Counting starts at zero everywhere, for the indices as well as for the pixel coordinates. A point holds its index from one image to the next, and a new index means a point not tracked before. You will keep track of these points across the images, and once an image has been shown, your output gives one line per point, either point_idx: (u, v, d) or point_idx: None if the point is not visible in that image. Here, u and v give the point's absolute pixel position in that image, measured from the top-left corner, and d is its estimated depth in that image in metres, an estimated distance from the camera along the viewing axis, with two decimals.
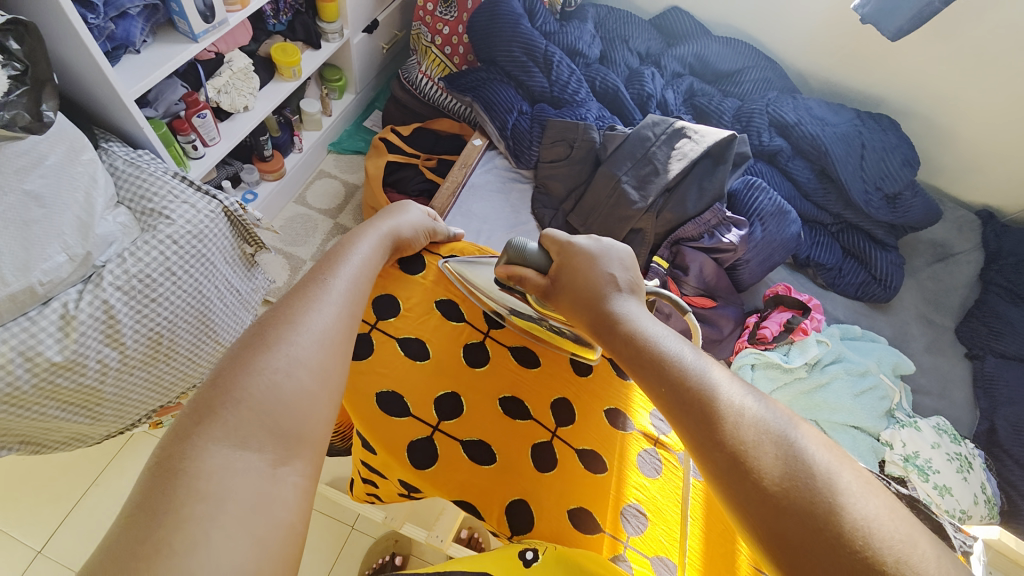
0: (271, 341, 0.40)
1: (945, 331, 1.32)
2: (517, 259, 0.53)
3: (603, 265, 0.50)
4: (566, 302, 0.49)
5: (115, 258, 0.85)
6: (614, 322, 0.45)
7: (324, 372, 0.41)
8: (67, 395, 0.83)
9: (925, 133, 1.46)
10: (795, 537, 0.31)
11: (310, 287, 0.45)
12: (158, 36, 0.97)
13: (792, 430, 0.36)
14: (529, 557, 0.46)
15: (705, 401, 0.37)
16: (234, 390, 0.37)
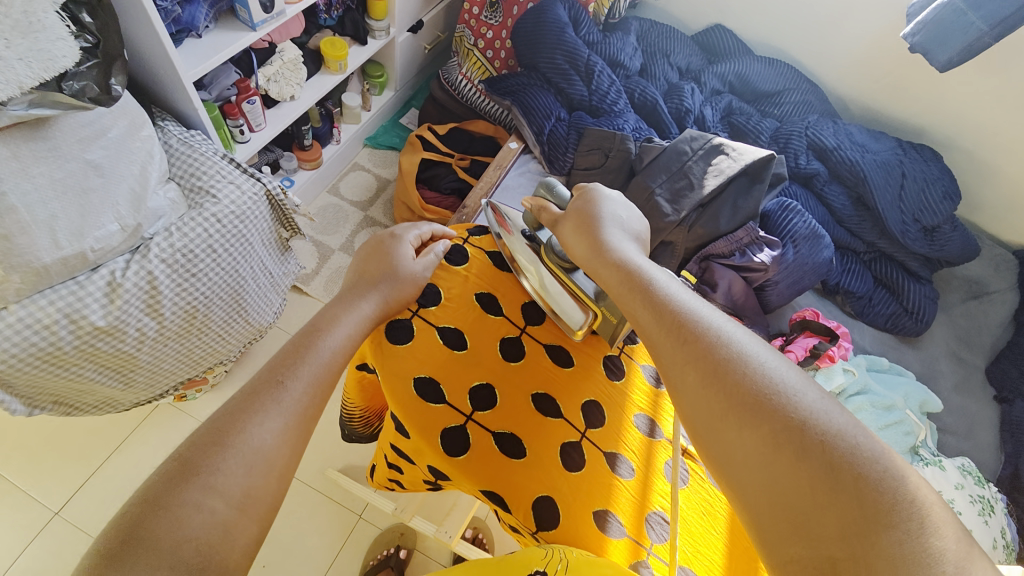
0: (210, 456, 0.37)
1: (975, 371, 1.28)
2: (546, 196, 0.65)
3: (613, 209, 0.58)
4: (574, 245, 0.57)
5: (163, 231, 0.88)
6: (614, 260, 0.50)
7: (274, 464, 0.39)
8: (105, 359, 0.86)
9: (968, 167, 1.43)
10: (732, 415, 0.36)
11: (264, 389, 0.43)
12: (220, 23, 1.01)
13: (767, 350, 0.39)
14: None
15: (677, 313, 0.42)
16: (187, 477, 0.36)
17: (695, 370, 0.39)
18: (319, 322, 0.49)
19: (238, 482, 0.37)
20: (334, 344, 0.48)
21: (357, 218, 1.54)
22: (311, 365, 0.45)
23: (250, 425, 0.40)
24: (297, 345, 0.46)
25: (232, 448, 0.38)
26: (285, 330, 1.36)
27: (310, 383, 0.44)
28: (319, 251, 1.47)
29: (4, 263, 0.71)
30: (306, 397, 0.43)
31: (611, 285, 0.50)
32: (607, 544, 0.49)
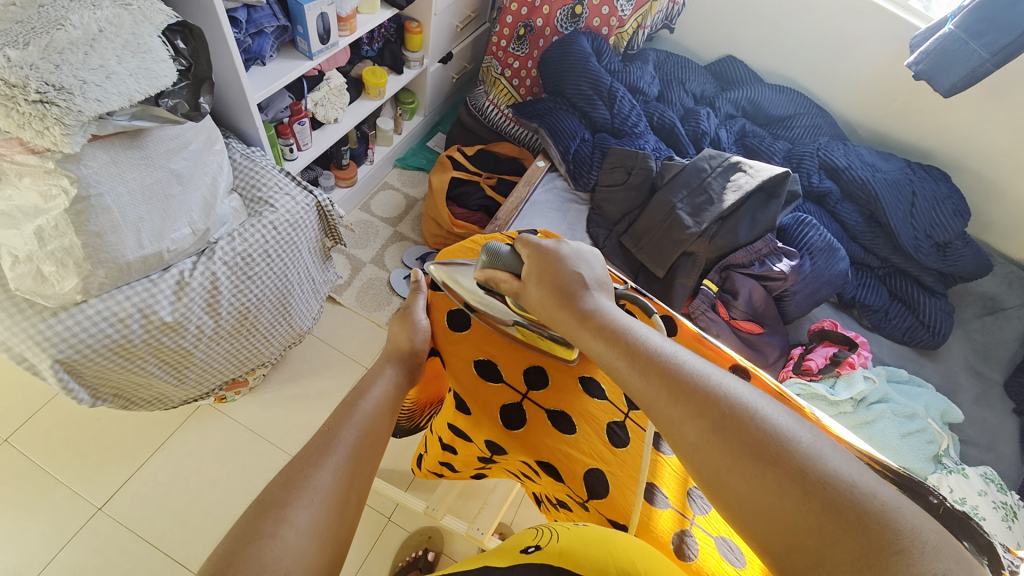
0: (275, 511, 0.41)
1: (994, 384, 1.30)
2: (492, 262, 0.56)
3: (573, 265, 0.54)
4: (541, 307, 0.53)
5: (226, 236, 0.96)
6: (590, 317, 0.50)
7: (345, 497, 0.45)
8: (166, 354, 0.92)
9: (977, 187, 1.49)
10: (738, 470, 0.38)
11: (317, 449, 0.47)
12: (281, 52, 1.12)
13: (764, 400, 0.41)
14: (530, 549, 0.47)
15: (665, 372, 0.43)
16: (266, 517, 0.40)
17: (701, 429, 0.40)
18: (357, 392, 0.55)
19: (300, 534, 0.40)
20: (371, 407, 0.53)
21: (387, 233, 1.63)
22: (352, 427, 0.50)
23: (313, 473, 0.44)
24: (333, 420, 0.51)
25: (305, 496, 0.42)
26: (319, 337, 1.42)
27: (361, 428, 0.51)
28: (352, 263, 1.55)
29: (93, 258, 0.78)
30: (358, 444, 0.49)
31: (591, 348, 0.49)
32: (655, 515, 0.56)
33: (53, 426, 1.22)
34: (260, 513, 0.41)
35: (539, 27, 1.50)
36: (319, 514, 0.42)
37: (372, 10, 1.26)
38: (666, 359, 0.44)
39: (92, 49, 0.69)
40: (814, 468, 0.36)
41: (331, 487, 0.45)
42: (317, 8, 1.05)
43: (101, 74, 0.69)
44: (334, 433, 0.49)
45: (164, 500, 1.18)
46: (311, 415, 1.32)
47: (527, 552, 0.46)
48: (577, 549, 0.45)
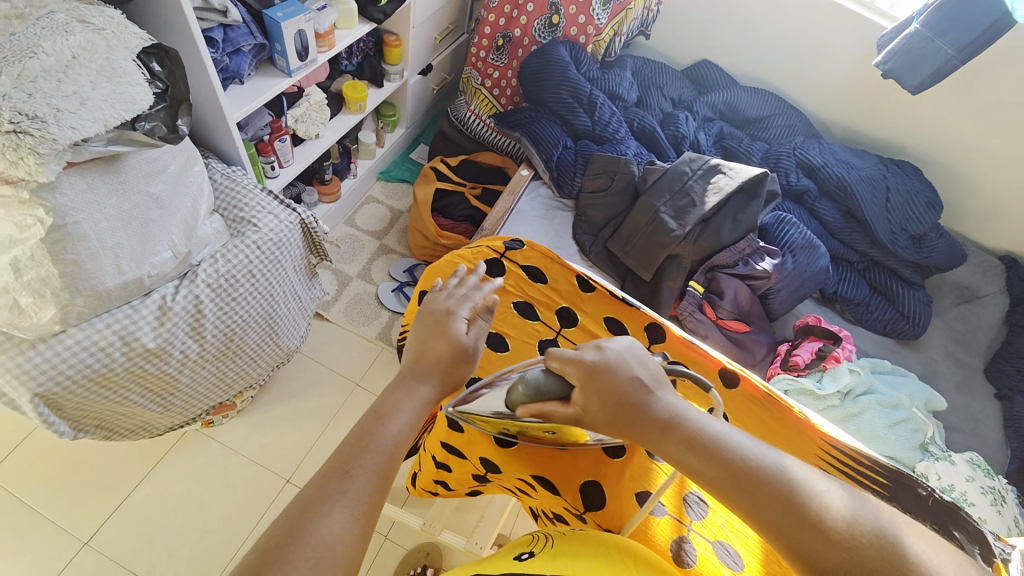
0: (275, 563, 0.39)
1: (973, 370, 1.34)
2: (530, 394, 0.50)
3: (625, 376, 0.49)
4: (609, 428, 0.48)
5: (208, 258, 0.95)
6: (678, 431, 0.47)
7: (343, 546, 0.41)
8: (150, 381, 0.90)
9: (947, 180, 1.54)
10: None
11: (330, 484, 0.44)
12: (259, 70, 1.12)
13: (875, 514, 0.43)
14: (524, 557, 0.47)
15: (766, 485, 0.43)
16: (264, 573, 0.38)
17: (841, 556, 0.40)
18: (380, 410, 0.51)
19: None
20: (395, 437, 0.49)
21: (373, 247, 1.62)
22: (374, 453, 0.47)
23: (319, 518, 0.42)
24: (357, 436, 0.48)
25: (309, 546, 0.40)
26: (308, 355, 1.41)
27: (375, 471, 0.46)
28: (339, 278, 1.53)
29: (72, 288, 0.76)
30: (370, 480, 0.45)
31: (679, 461, 0.46)
32: (653, 522, 0.56)
33: (33, 460, 1.18)
34: (261, 565, 0.38)
35: (517, 37, 1.51)
36: (311, 567, 0.39)
37: (350, 25, 1.26)
38: (772, 473, 0.44)
39: (66, 76, 0.68)
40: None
41: (343, 533, 0.42)
42: (294, 25, 1.05)
43: (76, 100, 0.68)
44: (351, 467, 0.45)
45: (152, 530, 1.14)
46: (302, 434, 1.30)
47: (521, 560, 0.46)
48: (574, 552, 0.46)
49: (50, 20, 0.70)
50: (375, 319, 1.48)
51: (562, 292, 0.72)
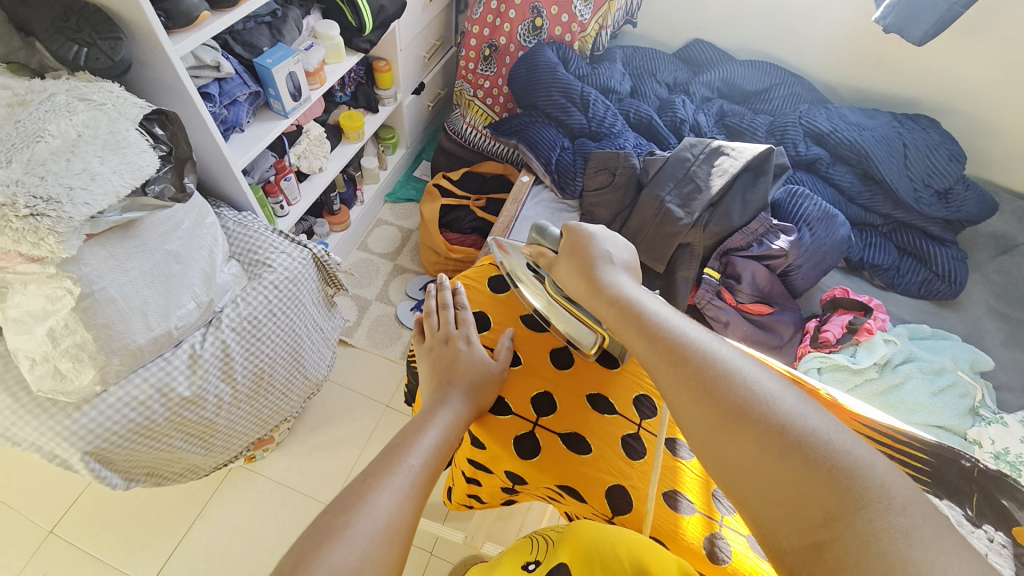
0: (338, 525, 0.39)
1: (1022, 324, 1.26)
2: (540, 240, 0.66)
3: (600, 244, 0.59)
4: (570, 286, 0.59)
5: (230, 303, 0.99)
6: (609, 293, 0.53)
7: (399, 529, 0.41)
8: (190, 426, 0.94)
9: (969, 127, 1.46)
10: (712, 413, 0.39)
11: (393, 464, 0.46)
12: (258, 116, 1.16)
13: (756, 371, 0.41)
14: (531, 567, 0.48)
15: (659, 333, 0.46)
16: (329, 533, 0.38)
17: (692, 382, 0.41)
18: (423, 415, 0.53)
19: (352, 557, 0.37)
20: (442, 433, 0.51)
21: (388, 268, 1.65)
22: (423, 449, 0.49)
23: (379, 493, 0.42)
24: (406, 435, 0.50)
25: (370, 512, 0.40)
26: (337, 383, 1.44)
27: (424, 461, 0.48)
28: (358, 303, 1.57)
29: (106, 349, 0.80)
30: (421, 473, 0.46)
31: (607, 316, 0.52)
32: (682, 521, 0.53)
33: (94, 511, 1.25)
34: (322, 530, 0.38)
35: (503, 45, 1.52)
36: (370, 541, 0.39)
37: (339, 58, 1.28)
38: (663, 327, 0.46)
39: (74, 155, 0.72)
40: (787, 424, 0.37)
41: (395, 510, 0.42)
42: (285, 68, 1.08)
43: (86, 176, 0.72)
44: (410, 455, 0.48)
45: (209, 567, 1.19)
46: (340, 459, 1.33)
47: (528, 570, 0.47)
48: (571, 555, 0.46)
49: (54, 103, 0.74)
50: (398, 340, 1.51)
51: None
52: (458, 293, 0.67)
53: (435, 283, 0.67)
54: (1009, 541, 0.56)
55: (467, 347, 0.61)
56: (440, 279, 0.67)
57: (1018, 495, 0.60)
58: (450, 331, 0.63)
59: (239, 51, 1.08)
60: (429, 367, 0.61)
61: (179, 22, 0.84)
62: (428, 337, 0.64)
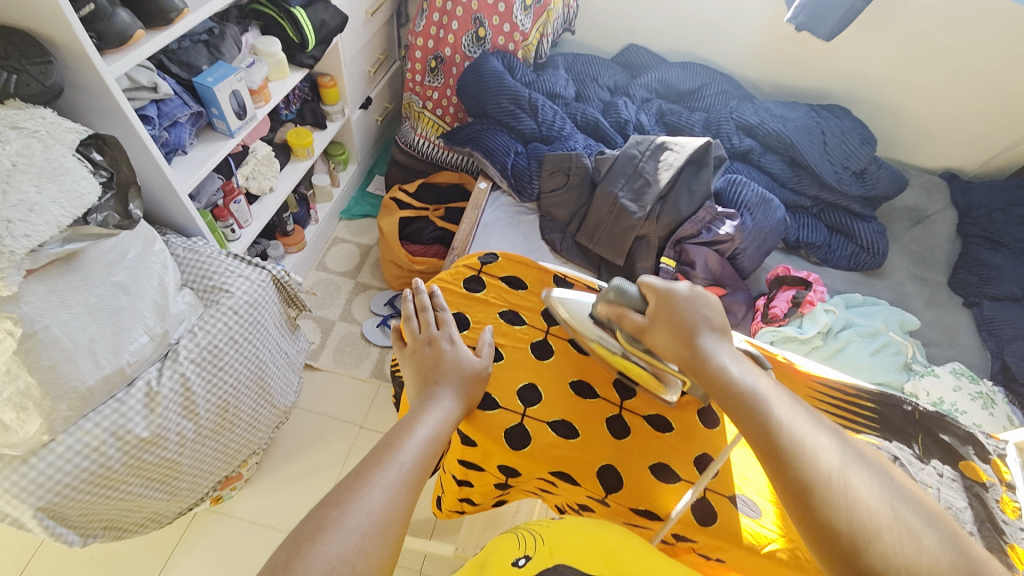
0: (330, 519, 0.40)
1: (938, 285, 1.42)
2: (619, 301, 0.62)
3: (697, 307, 0.56)
4: (664, 348, 0.57)
5: (187, 334, 0.93)
6: (712, 368, 0.52)
7: (391, 524, 0.42)
8: (150, 470, 0.88)
9: (876, 114, 1.63)
10: (834, 521, 0.41)
11: (384, 457, 0.47)
12: (201, 137, 1.12)
13: (872, 485, 0.43)
14: (521, 562, 0.47)
15: (774, 426, 0.47)
16: (321, 526, 0.39)
17: (816, 486, 0.43)
18: (412, 411, 0.54)
19: (342, 548, 0.38)
20: (433, 426, 0.52)
21: (349, 286, 1.61)
22: (415, 443, 0.49)
23: (369, 487, 0.43)
24: (396, 431, 0.50)
25: (359, 506, 0.42)
26: (306, 408, 1.39)
27: (415, 456, 0.48)
28: (321, 324, 1.52)
29: (52, 394, 0.75)
30: (412, 470, 0.47)
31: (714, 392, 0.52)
32: (670, 490, 0.59)
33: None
34: (313, 523, 0.40)
35: (449, 56, 1.54)
36: (363, 535, 0.40)
37: (283, 75, 1.26)
38: (775, 420, 0.47)
39: (8, 184, 0.67)
40: (914, 556, 0.39)
41: (385, 504, 0.43)
42: (227, 87, 1.05)
43: (23, 207, 0.67)
44: (402, 449, 0.48)
45: None
46: (316, 486, 1.28)
47: (518, 565, 0.46)
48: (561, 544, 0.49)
49: None
50: (366, 357, 1.48)
51: (543, 294, 0.74)
52: (439, 296, 0.67)
53: (413, 286, 0.67)
54: (959, 475, 0.65)
55: (452, 348, 0.62)
56: (417, 283, 0.67)
57: (954, 429, 0.68)
58: (433, 332, 0.63)
59: (176, 71, 1.04)
60: (412, 370, 0.61)
61: (113, 42, 0.81)
62: (409, 341, 0.64)
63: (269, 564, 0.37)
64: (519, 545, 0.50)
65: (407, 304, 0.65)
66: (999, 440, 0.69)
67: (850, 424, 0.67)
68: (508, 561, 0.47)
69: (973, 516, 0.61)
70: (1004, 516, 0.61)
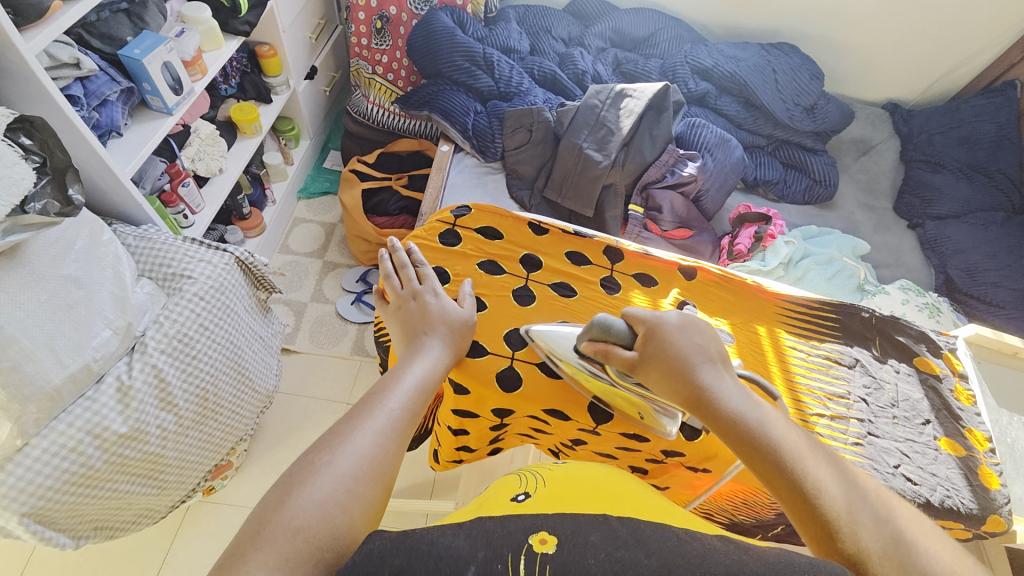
0: (318, 463, 0.41)
1: (885, 211, 1.50)
2: (604, 336, 0.56)
3: (687, 338, 0.53)
4: (662, 385, 0.52)
5: (152, 325, 0.89)
6: (721, 408, 0.47)
7: (383, 468, 0.43)
8: (135, 466, 0.86)
9: (823, 48, 1.67)
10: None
11: (373, 406, 0.47)
12: (135, 117, 1.03)
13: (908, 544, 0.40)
14: (521, 498, 0.48)
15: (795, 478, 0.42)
16: (312, 470, 0.40)
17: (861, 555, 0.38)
18: (399, 363, 0.54)
19: (332, 488, 0.39)
20: (420, 374, 0.52)
21: (317, 267, 1.57)
22: (403, 390, 0.50)
23: (357, 432, 0.44)
24: (385, 380, 0.51)
25: (347, 450, 0.42)
26: (289, 392, 1.37)
27: (402, 403, 0.48)
28: (293, 308, 1.49)
29: (18, 396, 0.72)
30: (401, 417, 0.47)
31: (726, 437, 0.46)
32: None
33: None
34: (304, 468, 0.40)
35: (394, 15, 1.47)
36: (353, 478, 0.41)
37: (218, 45, 1.17)
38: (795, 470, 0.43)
39: None
40: None
41: (374, 448, 0.43)
42: (158, 59, 0.97)
43: None
44: (390, 397, 0.49)
45: None
46: None
47: (518, 500, 0.47)
48: (561, 487, 0.48)
49: None
50: (344, 336, 1.46)
51: (520, 243, 0.75)
52: (417, 253, 0.67)
53: (389, 244, 0.66)
54: (917, 370, 0.71)
55: (435, 300, 0.62)
56: (394, 241, 0.66)
57: (907, 329, 0.73)
58: (415, 287, 0.63)
59: (97, 45, 0.95)
60: (398, 326, 0.61)
61: (30, 17, 0.73)
62: (391, 298, 0.64)
63: (260, 507, 0.38)
64: (520, 486, 0.52)
65: (383, 260, 0.65)
66: (949, 337, 0.76)
67: (814, 333, 0.71)
68: (509, 499, 0.49)
69: (930, 404, 0.68)
70: (957, 403, 0.68)
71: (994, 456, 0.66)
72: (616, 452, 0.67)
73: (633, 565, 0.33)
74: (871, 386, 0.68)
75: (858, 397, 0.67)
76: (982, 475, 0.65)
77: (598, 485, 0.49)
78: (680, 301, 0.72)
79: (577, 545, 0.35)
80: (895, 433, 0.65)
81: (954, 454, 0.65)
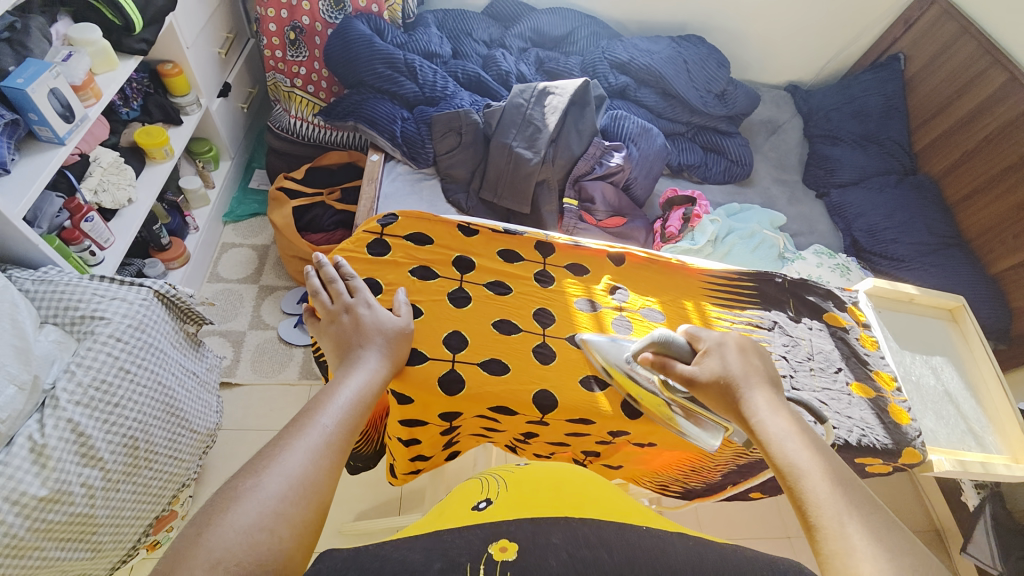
0: (243, 489, 0.39)
1: (796, 184, 1.64)
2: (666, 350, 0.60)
3: (740, 361, 0.59)
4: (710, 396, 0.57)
5: (63, 375, 0.82)
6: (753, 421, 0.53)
7: (315, 487, 0.42)
8: (62, 530, 0.78)
9: (726, 38, 1.79)
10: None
11: (305, 425, 0.46)
12: (23, 150, 0.94)
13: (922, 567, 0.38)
14: (483, 506, 0.48)
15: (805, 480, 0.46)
16: (235, 497, 0.38)
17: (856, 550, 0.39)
18: (333, 379, 0.53)
19: (257, 513, 0.38)
20: (355, 389, 0.52)
21: (253, 292, 1.49)
22: (335, 407, 0.48)
23: (287, 453, 0.43)
24: (317, 397, 0.49)
25: (275, 471, 0.41)
26: (236, 427, 1.30)
27: (337, 420, 0.47)
28: (231, 338, 1.41)
29: None
30: (336, 431, 0.46)
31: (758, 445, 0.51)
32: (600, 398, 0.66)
33: None
34: (227, 496, 0.39)
35: (308, 26, 1.43)
36: (281, 499, 0.39)
37: (111, 65, 1.08)
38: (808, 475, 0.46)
39: None
40: None
41: (306, 467, 0.42)
42: (44, 85, 0.89)
43: None
44: (323, 415, 0.48)
45: None
46: None
47: (478, 509, 0.47)
48: (521, 490, 0.48)
49: None
50: (290, 361, 1.39)
51: (451, 246, 0.75)
52: (344, 267, 0.65)
53: (317, 258, 0.64)
54: (827, 325, 0.78)
55: (368, 311, 0.61)
56: (319, 256, 0.64)
57: (815, 289, 0.80)
58: (346, 301, 0.61)
59: None
60: (331, 344, 0.59)
61: None
62: (322, 314, 0.62)
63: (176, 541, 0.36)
64: (481, 492, 0.52)
65: (310, 276, 0.63)
66: (852, 292, 0.84)
67: (735, 302, 0.77)
68: (468, 509, 0.48)
69: (841, 353, 0.76)
70: (863, 349, 0.76)
71: (901, 393, 0.74)
72: (567, 439, 0.69)
73: (591, 559, 0.34)
74: (790, 344, 0.74)
75: (779, 355, 0.73)
76: (892, 413, 0.72)
77: (553, 485, 0.50)
78: (612, 286, 0.75)
79: (537, 547, 0.35)
80: (813, 383, 0.72)
81: (865, 396, 0.73)
